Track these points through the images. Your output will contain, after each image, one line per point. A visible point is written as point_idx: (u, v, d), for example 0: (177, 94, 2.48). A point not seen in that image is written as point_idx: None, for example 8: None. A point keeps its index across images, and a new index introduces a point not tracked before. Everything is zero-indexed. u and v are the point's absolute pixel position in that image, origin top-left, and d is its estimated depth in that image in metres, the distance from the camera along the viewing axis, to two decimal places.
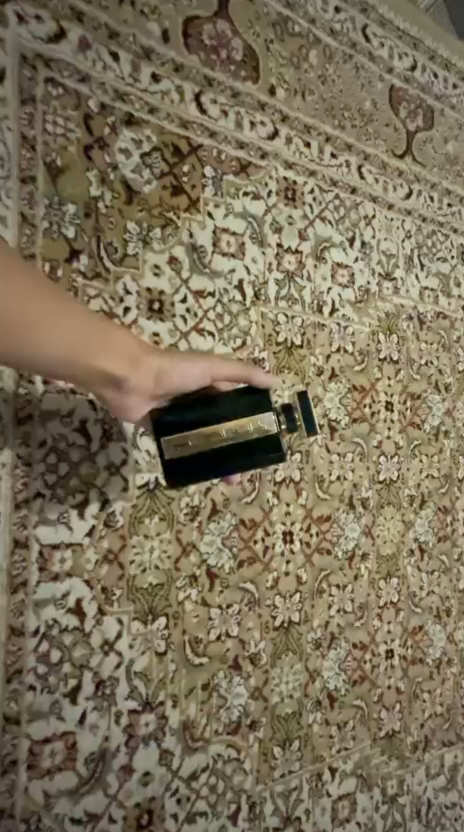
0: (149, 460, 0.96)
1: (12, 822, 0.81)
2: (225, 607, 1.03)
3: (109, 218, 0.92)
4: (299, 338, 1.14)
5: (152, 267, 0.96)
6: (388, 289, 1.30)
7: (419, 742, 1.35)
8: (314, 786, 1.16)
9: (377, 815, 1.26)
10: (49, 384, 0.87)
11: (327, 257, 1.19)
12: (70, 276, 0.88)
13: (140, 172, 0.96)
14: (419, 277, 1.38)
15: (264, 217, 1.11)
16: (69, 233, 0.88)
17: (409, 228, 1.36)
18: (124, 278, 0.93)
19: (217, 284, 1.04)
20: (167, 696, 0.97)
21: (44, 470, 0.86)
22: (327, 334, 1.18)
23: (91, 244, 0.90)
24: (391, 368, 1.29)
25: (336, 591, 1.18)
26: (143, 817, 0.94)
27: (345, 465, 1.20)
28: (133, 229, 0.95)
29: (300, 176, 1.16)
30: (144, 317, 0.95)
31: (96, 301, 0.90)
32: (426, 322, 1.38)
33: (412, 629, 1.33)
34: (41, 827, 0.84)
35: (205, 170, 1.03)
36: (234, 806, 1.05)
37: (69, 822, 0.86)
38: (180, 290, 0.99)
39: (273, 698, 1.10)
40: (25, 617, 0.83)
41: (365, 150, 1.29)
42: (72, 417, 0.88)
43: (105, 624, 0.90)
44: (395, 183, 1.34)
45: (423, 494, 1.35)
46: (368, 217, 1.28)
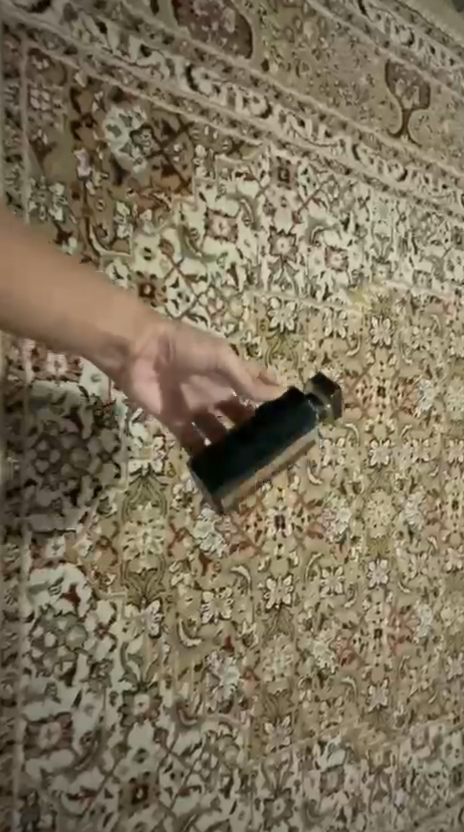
0: (142, 448, 0.95)
1: (10, 800, 0.83)
2: (217, 591, 1.05)
3: (99, 199, 0.90)
4: (293, 323, 1.13)
5: (142, 249, 0.94)
6: (382, 272, 1.30)
7: (405, 716, 1.39)
8: (304, 759, 1.19)
9: (364, 785, 1.30)
10: (40, 371, 0.83)
11: (320, 240, 1.19)
12: None
13: (130, 151, 0.94)
14: (413, 261, 1.37)
15: (257, 199, 1.10)
16: (57, 215, 0.86)
17: (403, 210, 1.35)
18: (114, 262, 0.91)
19: (209, 267, 1.02)
20: (161, 676, 0.99)
21: (36, 458, 0.83)
22: (321, 318, 1.18)
23: (80, 226, 0.88)
24: (384, 352, 1.29)
25: (327, 574, 1.20)
26: (138, 792, 0.97)
27: (337, 451, 1.21)
28: (123, 211, 0.93)
29: (294, 157, 1.15)
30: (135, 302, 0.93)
31: None
32: (419, 306, 1.38)
33: (401, 609, 1.35)
34: (39, 804, 0.86)
35: (196, 150, 1.02)
36: (226, 779, 1.08)
37: (66, 799, 0.89)
38: (171, 273, 0.98)
39: (264, 678, 1.12)
40: (19, 602, 0.82)
41: (360, 129, 1.27)
42: (63, 404, 0.86)
43: (99, 609, 0.91)
44: (390, 164, 1.32)
45: (413, 478, 1.36)
46: (362, 198, 1.27)
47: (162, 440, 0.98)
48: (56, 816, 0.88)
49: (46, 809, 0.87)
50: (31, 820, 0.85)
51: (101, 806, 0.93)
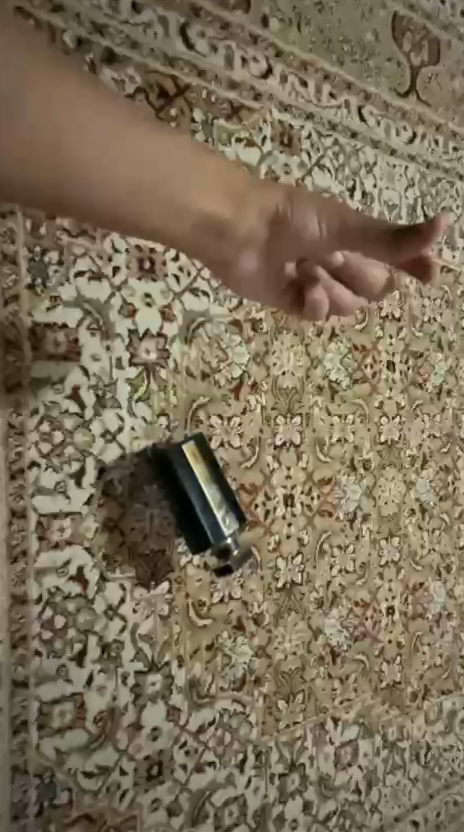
0: (146, 430, 0.91)
1: (26, 778, 0.84)
2: (227, 570, 1.05)
3: None
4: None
5: None
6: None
7: (418, 691, 1.39)
8: (318, 734, 1.20)
9: (378, 759, 1.31)
10: (39, 351, 0.79)
11: None
12: (54, 234, 0.80)
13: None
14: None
15: (259, 167, 1.07)
16: None
17: (412, 175, 1.31)
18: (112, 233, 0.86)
19: None
20: (173, 656, 0.99)
21: (38, 440, 0.80)
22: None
23: None
24: (393, 325, 1.27)
25: (338, 552, 1.19)
26: (153, 769, 0.98)
27: (346, 427, 1.18)
28: None
29: (297, 121, 1.12)
30: (135, 276, 0.89)
31: (83, 260, 0.83)
32: (429, 276, 1.35)
33: (413, 586, 1.35)
34: (55, 781, 0.88)
35: (194, 114, 0.98)
36: (241, 755, 1.09)
37: (82, 776, 0.90)
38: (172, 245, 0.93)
39: (276, 656, 1.13)
40: (27, 585, 0.83)
41: (365, 90, 1.23)
42: (64, 385, 0.82)
43: (108, 590, 0.91)
44: (398, 126, 1.28)
45: (424, 454, 1.35)
46: (369, 164, 1.23)
47: (167, 421, 0.93)
48: (72, 793, 0.89)
49: (62, 786, 0.88)
50: (48, 797, 0.87)
51: (116, 783, 0.94)
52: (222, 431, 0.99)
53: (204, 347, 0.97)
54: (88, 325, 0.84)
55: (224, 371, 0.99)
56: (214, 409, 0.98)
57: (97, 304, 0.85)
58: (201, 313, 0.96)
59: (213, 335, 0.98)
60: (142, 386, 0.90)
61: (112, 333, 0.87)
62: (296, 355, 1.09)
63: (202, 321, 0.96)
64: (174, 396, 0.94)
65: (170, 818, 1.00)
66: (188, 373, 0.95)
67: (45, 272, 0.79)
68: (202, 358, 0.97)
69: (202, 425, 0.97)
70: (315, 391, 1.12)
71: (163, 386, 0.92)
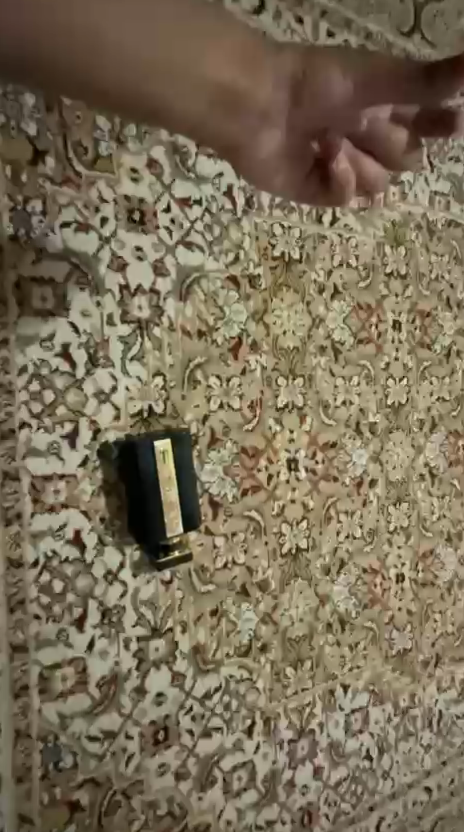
0: (141, 389, 0.90)
1: (30, 742, 0.84)
2: (230, 534, 1.02)
3: (75, 111, 0.81)
4: (298, 251, 1.06)
5: (129, 171, 0.87)
6: (395, 193, 1.22)
7: (430, 659, 1.37)
8: (328, 701, 1.19)
9: (390, 726, 1.29)
10: (25, 307, 0.78)
11: None
12: (37, 182, 0.78)
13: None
14: (429, 181, 1.28)
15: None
16: (30, 130, 0.77)
17: None
18: (99, 183, 0.84)
19: (203, 189, 0.95)
20: (176, 621, 0.98)
21: (28, 400, 0.79)
22: (329, 245, 1.11)
23: (57, 143, 0.79)
24: (399, 282, 1.23)
25: (344, 517, 1.17)
26: (159, 734, 0.97)
27: (350, 390, 1.16)
28: (104, 125, 0.84)
29: None
30: (124, 229, 0.86)
31: (69, 212, 0.81)
32: (437, 231, 1.30)
33: (423, 552, 1.32)
34: (59, 746, 0.87)
35: None
36: (249, 721, 1.08)
37: (86, 740, 0.90)
38: (162, 197, 0.90)
39: (282, 623, 1.11)
40: (22, 547, 0.82)
41: (365, 28, 1.19)
42: (53, 342, 0.81)
43: (106, 554, 0.90)
44: None
45: (433, 418, 1.31)
46: None
47: (163, 381, 0.92)
48: (77, 757, 0.89)
49: (67, 751, 0.88)
50: (52, 761, 0.86)
51: (122, 747, 0.93)
52: (221, 393, 0.98)
53: (200, 304, 0.95)
54: (76, 279, 0.82)
55: (222, 330, 0.98)
56: (211, 369, 0.97)
57: (85, 256, 0.83)
58: (196, 268, 0.94)
59: (209, 291, 0.96)
60: (136, 344, 0.88)
61: (102, 288, 0.85)
62: (297, 313, 1.07)
63: (197, 276, 0.95)
64: (170, 355, 0.92)
65: (178, 782, 1.00)
66: (184, 331, 0.94)
67: (29, 223, 0.77)
68: (198, 316, 0.95)
69: (199, 386, 0.96)
70: (318, 351, 1.10)
71: (158, 344, 0.91)
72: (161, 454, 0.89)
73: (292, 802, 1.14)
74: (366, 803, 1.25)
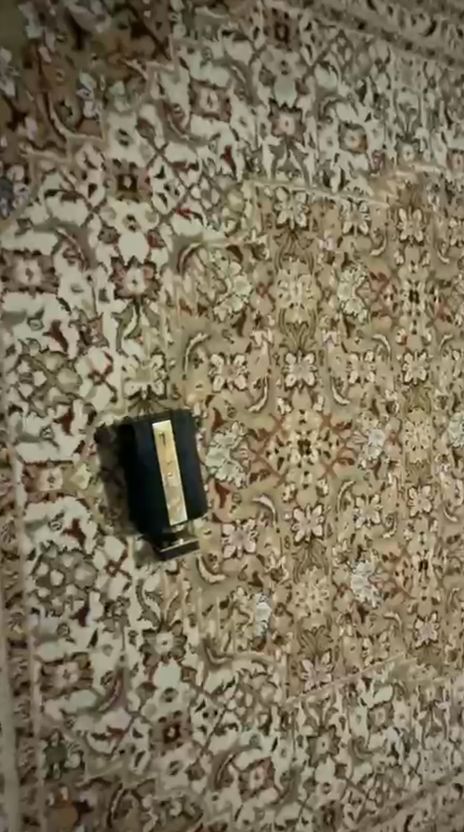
0: (138, 369, 0.85)
1: (32, 742, 0.80)
2: (239, 522, 0.97)
3: (57, 70, 0.75)
4: (304, 218, 1.00)
5: (117, 133, 0.81)
6: (409, 153, 1.14)
7: (458, 650, 1.30)
8: (348, 696, 1.12)
9: (416, 721, 1.22)
10: (10, 282, 0.73)
11: (332, 115, 1.03)
12: (18, 147, 0.73)
13: (89, 6, 0.78)
14: (446, 139, 1.20)
15: (252, 67, 0.94)
16: (8, 90, 0.72)
17: (432, 75, 1.17)
18: (85, 147, 0.78)
19: (200, 153, 0.89)
20: (184, 615, 0.93)
21: (18, 382, 0.75)
22: (338, 210, 1.04)
23: (38, 104, 0.74)
24: (415, 249, 1.16)
25: (362, 502, 1.11)
26: (170, 731, 0.93)
27: (365, 366, 1.09)
28: (89, 84, 0.78)
29: (294, 9, 0.97)
30: (115, 197, 0.81)
31: (54, 180, 0.76)
32: (455, 194, 1.22)
33: (448, 537, 1.25)
34: (64, 744, 0.83)
35: (172, 3, 0.85)
36: (265, 717, 1.03)
37: (92, 738, 0.86)
38: (155, 162, 0.85)
39: (299, 614, 1.05)
40: (17, 538, 0.77)
41: None
42: (42, 320, 0.76)
43: (107, 544, 0.85)
44: (414, 15, 1.13)
45: (456, 395, 1.24)
46: (380, 62, 1.09)
47: (162, 360, 0.87)
48: (83, 756, 0.85)
49: (72, 749, 0.84)
50: (57, 761, 0.82)
51: (131, 745, 0.89)
52: (225, 371, 0.93)
53: (200, 277, 0.90)
54: (65, 250, 0.77)
55: (224, 304, 0.92)
56: (214, 346, 0.92)
57: (73, 226, 0.78)
58: (193, 237, 0.89)
59: (209, 262, 0.90)
60: (131, 321, 0.84)
61: (93, 261, 0.80)
62: (305, 284, 1.01)
63: (196, 246, 0.89)
64: (169, 332, 0.87)
65: (192, 781, 0.95)
66: (183, 306, 0.88)
67: (10, 191, 0.72)
68: (198, 290, 0.90)
69: (202, 364, 0.91)
70: (329, 325, 1.04)
71: (155, 321, 0.86)
72: (161, 437, 0.83)
73: (313, 801, 1.09)
74: (392, 801, 1.18)
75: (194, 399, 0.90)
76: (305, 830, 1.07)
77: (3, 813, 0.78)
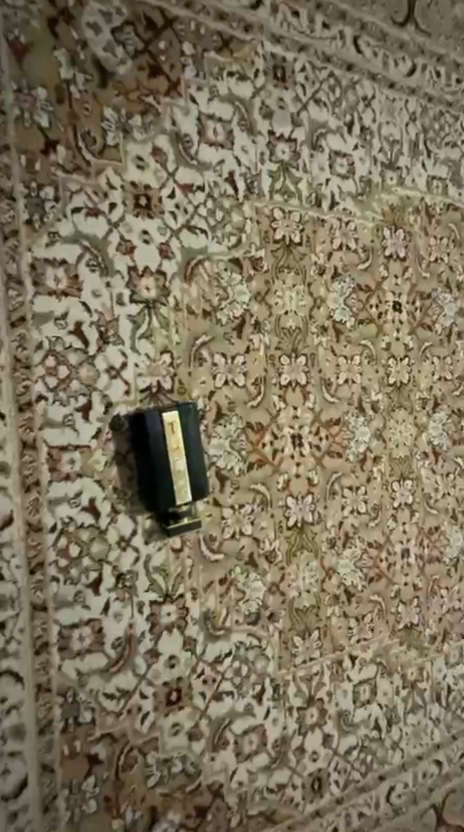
0: (150, 366, 0.95)
1: (50, 697, 0.87)
2: (237, 506, 1.07)
3: (84, 104, 0.87)
4: (298, 234, 1.12)
5: (135, 159, 0.93)
6: (393, 178, 1.26)
7: (437, 634, 1.40)
8: (336, 671, 1.21)
9: (398, 698, 1.32)
10: (40, 286, 0.84)
11: (323, 145, 1.15)
12: (49, 170, 0.84)
13: (113, 50, 0.90)
14: (426, 166, 1.32)
15: (253, 101, 1.06)
16: (42, 122, 0.83)
17: (413, 110, 1.29)
18: (106, 171, 0.90)
19: (206, 175, 1.01)
20: (186, 590, 1.02)
21: (44, 375, 0.85)
22: (328, 228, 1.16)
23: (67, 134, 0.86)
24: (398, 264, 1.27)
25: (349, 492, 1.21)
26: (172, 694, 1.00)
27: (353, 368, 1.21)
28: (111, 116, 0.90)
29: (290, 53, 1.10)
30: (131, 213, 0.92)
31: (79, 198, 0.87)
32: (435, 215, 1.34)
33: (428, 528, 1.36)
34: (78, 701, 0.90)
35: (183, 47, 0.97)
36: (258, 687, 1.11)
37: (103, 697, 0.92)
38: (167, 183, 0.96)
39: (290, 593, 1.14)
40: (41, 513, 0.86)
41: (361, 19, 1.19)
42: (66, 320, 0.87)
43: (120, 520, 0.94)
44: (397, 58, 1.25)
45: (435, 396, 1.36)
46: (367, 98, 1.21)
47: (170, 358, 0.98)
48: (95, 713, 0.92)
49: (85, 707, 0.91)
50: (72, 716, 0.89)
51: (137, 706, 0.96)
52: (226, 369, 1.04)
53: (205, 285, 1.01)
54: (88, 259, 0.88)
55: (226, 309, 1.03)
56: (216, 347, 1.03)
57: (95, 239, 0.89)
58: (200, 250, 1.00)
59: (213, 272, 1.02)
60: (144, 323, 0.94)
61: (111, 269, 0.91)
62: (298, 294, 1.12)
63: (201, 257, 1.00)
64: (176, 333, 0.98)
65: (191, 742, 1.02)
66: (190, 311, 0.99)
67: (42, 208, 0.84)
68: (203, 296, 1.01)
69: (205, 363, 1.01)
70: (320, 331, 1.15)
71: (165, 323, 0.97)
72: (169, 425, 0.94)
73: (302, 768, 1.16)
74: (375, 772, 1.27)
75: (197, 394, 1.01)
76: (295, 795, 1.14)
77: (23, 759, 0.85)
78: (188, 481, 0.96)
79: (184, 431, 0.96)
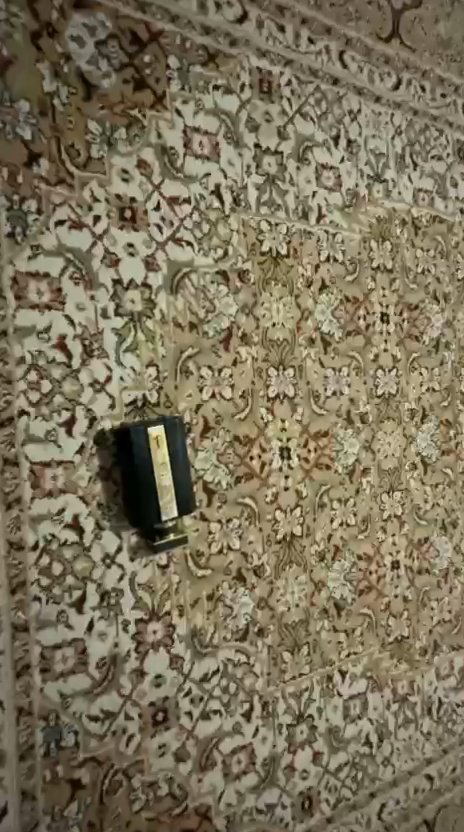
0: (135, 379, 0.94)
1: (32, 720, 0.84)
2: (224, 520, 1.05)
3: (68, 117, 0.87)
4: (285, 246, 1.11)
5: (120, 171, 0.92)
6: (379, 191, 1.26)
7: (427, 647, 1.39)
8: (326, 687, 1.20)
9: (389, 713, 1.30)
10: (22, 300, 0.83)
11: (310, 157, 1.15)
12: (31, 182, 0.83)
13: (97, 63, 0.89)
14: (412, 178, 1.32)
15: (239, 115, 1.06)
16: (25, 134, 0.82)
17: (399, 123, 1.30)
18: (90, 183, 0.89)
19: (192, 188, 1.00)
20: (173, 606, 0.99)
21: (26, 389, 0.84)
22: (315, 240, 1.16)
23: (51, 146, 0.85)
24: (386, 276, 1.27)
25: (338, 505, 1.21)
26: (159, 715, 0.97)
27: (341, 380, 1.20)
28: (95, 129, 0.89)
29: (276, 67, 1.09)
30: (116, 226, 0.92)
31: (62, 211, 0.86)
32: (422, 227, 1.35)
33: (418, 540, 1.35)
34: (61, 724, 0.87)
35: (169, 60, 0.96)
36: (247, 705, 1.08)
37: (87, 719, 0.89)
38: (152, 196, 0.95)
39: (279, 608, 1.13)
40: (23, 531, 0.83)
41: (346, 35, 1.19)
42: (49, 334, 0.86)
43: (104, 537, 0.92)
44: (382, 72, 1.26)
45: (424, 408, 1.36)
46: (352, 111, 1.21)
47: (156, 372, 0.96)
48: (78, 736, 0.88)
49: (68, 729, 0.87)
50: (54, 739, 0.86)
51: (122, 727, 0.93)
52: (213, 383, 1.03)
53: (191, 297, 1.00)
54: (71, 272, 0.87)
55: (212, 322, 1.02)
56: (203, 360, 1.02)
57: (79, 252, 0.88)
58: (186, 263, 0.99)
59: (200, 284, 1.01)
60: (129, 336, 0.93)
61: (95, 282, 0.90)
62: (286, 306, 1.12)
63: (188, 270, 0.99)
64: (162, 346, 0.97)
65: (178, 763, 0.99)
66: (176, 324, 0.98)
67: (24, 221, 0.82)
68: (189, 309, 1.00)
69: (192, 376, 1.00)
70: (307, 343, 1.15)
71: (151, 336, 0.96)
72: (155, 439, 0.92)
73: (291, 786, 1.14)
74: (367, 789, 1.25)
75: (184, 408, 0.99)
76: (284, 814, 1.12)
77: (3, 786, 0.81)
78: (175, 495, 0.95)
79: (170, 445, 0.94)
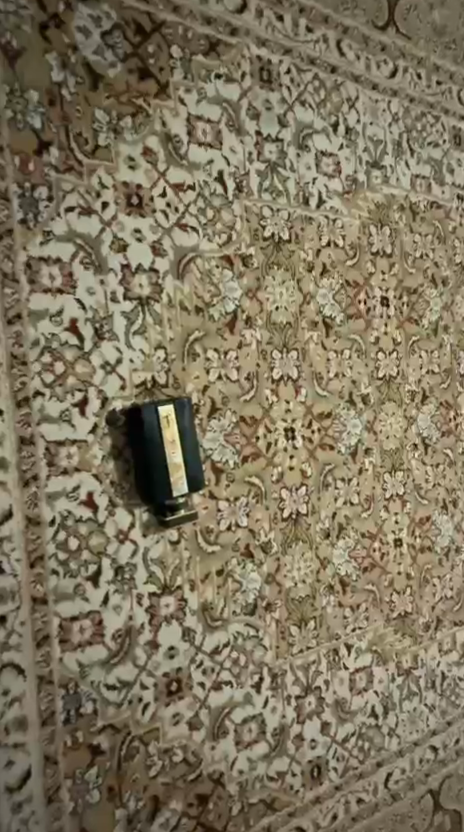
0: (144, 361, 0.98)
1: (52, 688, 0.87)
2: (232, 499, 1.09)
3: (76, 106, 0.90)
4: (287, 232, 1.15)
5: (126, 159, 0.95)
6: (377, 177, 1.29)
7: (430, 622, 1.42)
8: (332, 660, 1.23)
9: (393, 685, 1.34)
10: (35, 285, 0.86)
11: (309, 145, 1.18)
12: (42, 170, 0.86)
13: (103, 53, 0.93)
14: (410, 165, 1.36)
15: (240, 103, 1.09)
16: (35, 124, 0.86)
17: (396, 110, 1.33)
18: (98, 171, 0.92)
19: (196, 175, 1.03)
20: (184, 580, 1.03)
21: (41, 371, 0.87)
22: (316, 226, 1.19)
23: (60, 135, 0.88)
24: (385, 260, 1.30)
25: (342, 484, 1.24)
26: (172, 685, 1.01)
27: (343, 362, 1.23)
28: (102, 118, 0.92)
29: (275, 55, 1.13)
30: (124, 213, 0.95)
31: (72, 198, 0.89)
32: (420, 212, 1.38)
33: (420, 518, 1.39)
34: (80, 693, 0.90)
35: (172, 50, 1.00)
36: (257, 677, 1.12)
37: (105, 688, 0.93)
38: (158, 183, 0.99)
39: (286, 583, 1.16)
40: (40, 507, 0.87)
41: (343, 23, 1.23)
42: (62, 318, 0.89)
43: (118, 514, 0.96)
44: (379, 60, 1.29)
45: (424, 389, 1.39)
46: (350, 99, 1.24)
47: (164, 354, 1.00)
48: (97, 704, 0.92)
49: (87, 698, 0.91)
50: (74, 707, 0.90)
51: (138, 696, 0.97)
52: (219, 365, 1.06)
53: (197, 281, 1.03)
54: (82, 258, 0.91)
55: (218, 306, 1.06)
56: (209, 343, 1.05)
57: (89, 238, 0.91)
58: (191, 249, 1.03)
59: (204, 269, 1.04)
60: (138, 320, 0.97)
61: (105, 268, 0.93)
62: (288, 290, 1.15)
63: (193, 255, 1.03)
64: (170, 330, 1.01)
65: (192, 732, 1.03)
66: (183, 308, 1.02)
67: (37, 208, 0.86)
68: (195, 293, 1.03)
69: (199, 358, 1.04)
70: (310, 326, 1.18)
71: (159, 320, 0.99)
72: (165, 418, 0.96)
73: (301, 756, 1.18)
74: (373, 759, 1.29)
75: (191, 389, 1.03)
76: (294, 782, 1.16)
77: (26, 751, 0.85)
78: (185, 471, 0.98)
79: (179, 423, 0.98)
